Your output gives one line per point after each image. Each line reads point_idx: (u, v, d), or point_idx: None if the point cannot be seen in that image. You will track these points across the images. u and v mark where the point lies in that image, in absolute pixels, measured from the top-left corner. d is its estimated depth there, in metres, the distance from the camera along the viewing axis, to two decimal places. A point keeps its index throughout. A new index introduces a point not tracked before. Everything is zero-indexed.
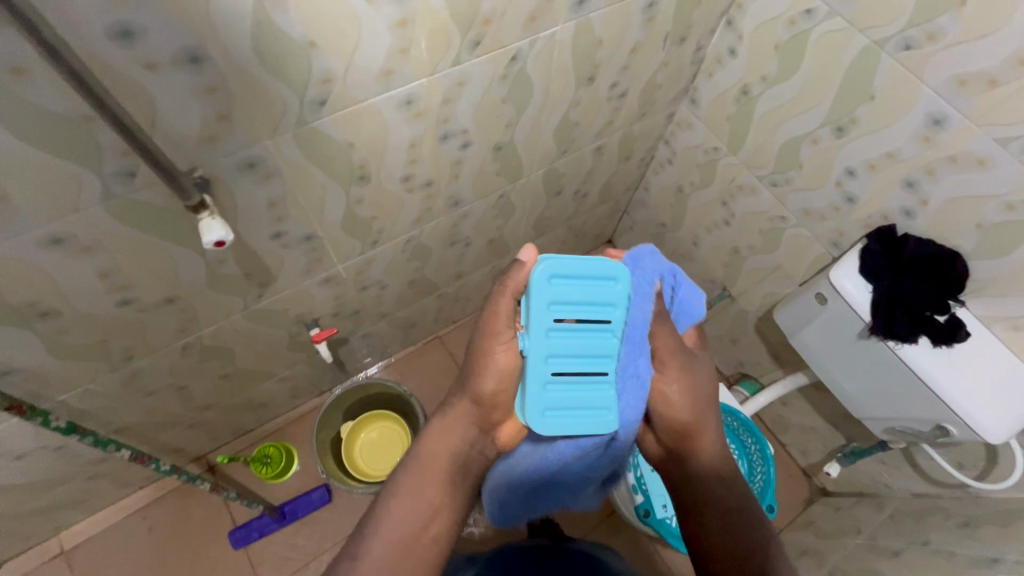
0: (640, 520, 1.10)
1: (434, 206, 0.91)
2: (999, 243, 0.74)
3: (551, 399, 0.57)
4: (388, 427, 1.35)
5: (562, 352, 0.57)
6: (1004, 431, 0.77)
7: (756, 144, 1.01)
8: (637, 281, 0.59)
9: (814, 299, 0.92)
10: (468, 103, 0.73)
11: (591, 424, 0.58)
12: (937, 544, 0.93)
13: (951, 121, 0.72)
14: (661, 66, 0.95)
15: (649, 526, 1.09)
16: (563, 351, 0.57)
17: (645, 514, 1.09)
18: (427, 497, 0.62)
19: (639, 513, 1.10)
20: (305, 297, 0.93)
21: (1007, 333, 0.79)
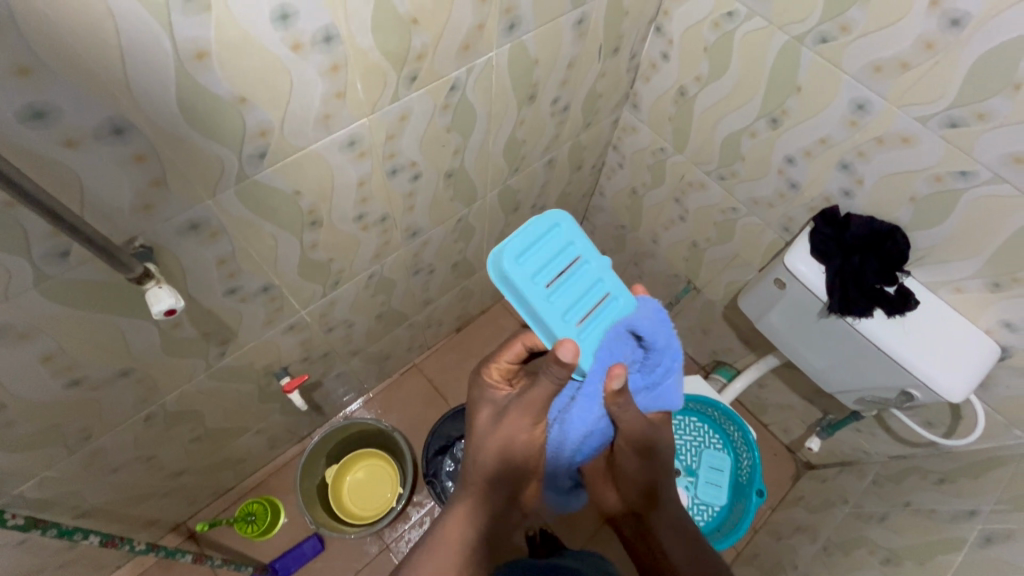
0: None
1: (393, 239, 0.90)
2: (932, 214, 0.78)
3: (603, 279, 0.64)
4: (377, 464, 1.32)
5: (589, 288, 0.63)
6: (963, 389, 0.81)
7: (699, 141, 1.04)
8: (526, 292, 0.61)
9: (774, 284, 0.95)
10: (413, 136, 0.72)
11: (594, 272, 0.64)
12: (919, 504, 0.97)
13: (873, 105, 0.75)
14: (599, 77, 0.97)
15: None
16: (585, 295, 0.63)
17: None
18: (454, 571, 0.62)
19: None
20: (270, 347, 0.90)
21: (952, 296, 0.83)
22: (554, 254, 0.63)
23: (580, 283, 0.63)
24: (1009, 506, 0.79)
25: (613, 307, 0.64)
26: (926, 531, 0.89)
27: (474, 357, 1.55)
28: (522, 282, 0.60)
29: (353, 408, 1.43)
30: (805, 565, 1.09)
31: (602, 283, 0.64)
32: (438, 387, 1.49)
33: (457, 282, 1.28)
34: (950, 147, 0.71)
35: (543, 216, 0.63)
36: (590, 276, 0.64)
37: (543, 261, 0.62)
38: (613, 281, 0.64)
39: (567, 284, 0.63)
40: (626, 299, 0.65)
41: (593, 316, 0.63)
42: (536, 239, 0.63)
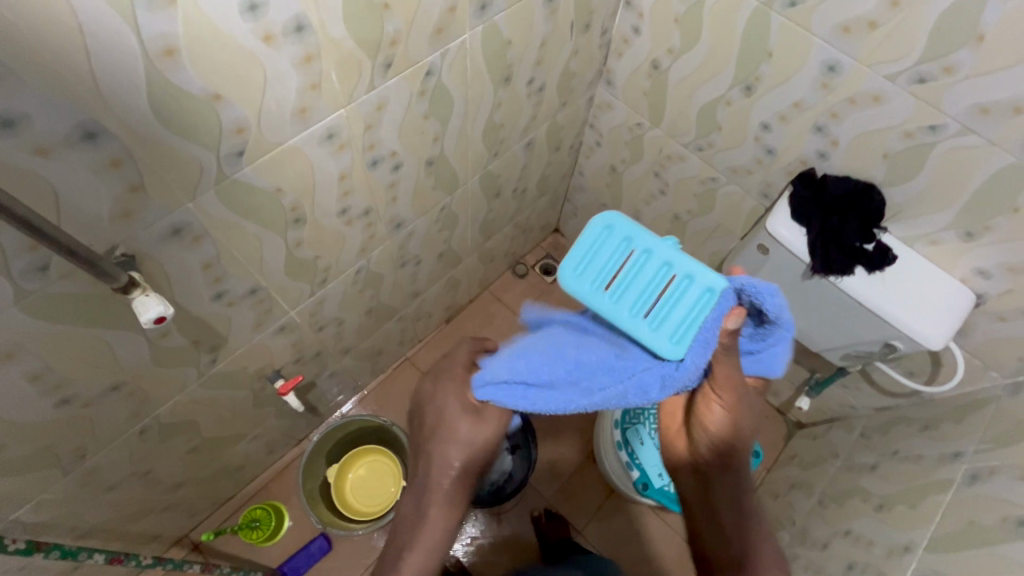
0: (640, 493, 1.21)
1: (378, 232, 0.89)
2: (905, 169, 0.80)
3: (670, 258, 0.53)
4: (378, 460, 1.32)
5: (658, 274, 0.53)
6: (942, 336, 0.84)
7: (676, 114, 1.05)
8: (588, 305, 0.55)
9: (757, 250, 0.97)
10: (391, 125, 0.71)
11: (656, 255, 0.53)
12: (907, 451, 1.01)
13: (843, 66, 0.76)
14: (572, 55, 0.96)
15: (649, 497, 1.21)
16: (652, 282, 0.53)
17: (644, 488, 1.20)
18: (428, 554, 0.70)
19: (640, 487, 1.21)
20: (262, 350, 0.89)
21: (928, 248, 0.86)
22: (608, 251, 0.55)
23: (648, 275, 0.54)
24: (992, 445, 0.83)
25: (691, 288, 0.52)
26: (916, 475, 0.93)
27: None
28: (581, 294, 0.55)
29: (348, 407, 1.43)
30: (803, 519, 1.13)
31: (671, 270, 0.53)
32: (433, 378, 1.49)
33: (444, 272, 1.28)
34: (919, 103, 0.72)
35: (595, 220, 0.56)
36: (657, 263, 0.53)
37: (600, 264, 0.55)
38: (687, 262, 0.53)
39: (629, 278, 0.54)
40: (708, 279, 0.52)
41: (670, 304, 0.53)
42: (589, 246, 0.56)
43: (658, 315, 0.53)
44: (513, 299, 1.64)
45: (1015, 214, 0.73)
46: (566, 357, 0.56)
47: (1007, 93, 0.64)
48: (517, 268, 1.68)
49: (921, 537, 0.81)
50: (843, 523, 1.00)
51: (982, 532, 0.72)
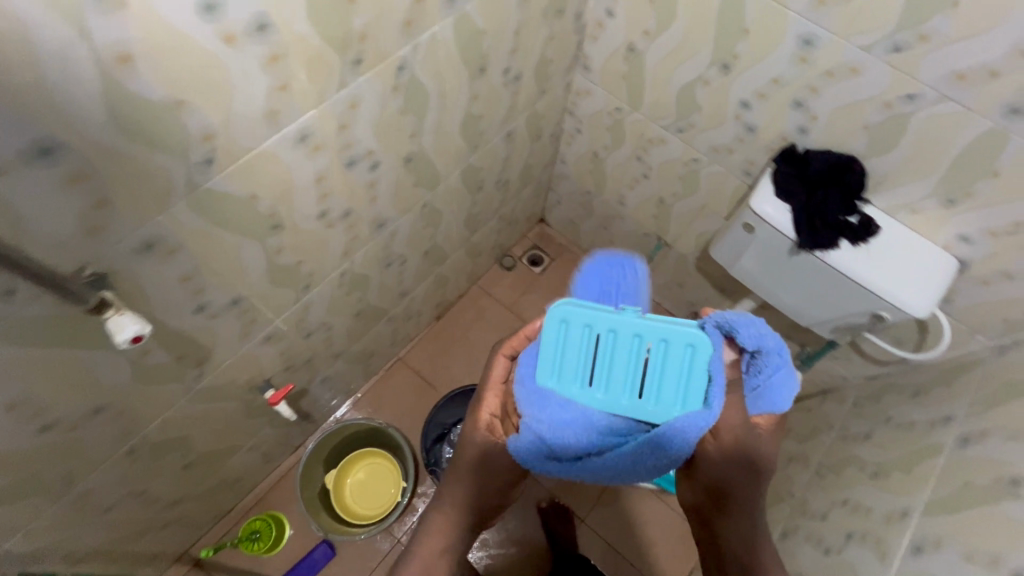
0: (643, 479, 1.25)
1: (360, 233, 0.88)
2: (884, 140, 0.80)
3: (633, 327, 0.55)
4: (376, 462, 1.31)
5: (630, 345, 0.55)
6: (928, 304, 0.85)
7: (655, 96, 1.04)
8: (586, 401, 0.55)
9: (742, 229, 0.97)
10: (366, 123, 0.70)
11: (621, 333, 0.55)
12: (898, 418, 1.03)
13: (819, 39, 0.76)
14: (547, 42, 0.95)
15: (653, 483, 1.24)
16: (631, 355, 0.55)
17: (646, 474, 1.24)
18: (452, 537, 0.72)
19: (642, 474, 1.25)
20: (250, 361, 0.88)
21: (910, 217, 0.86)
22: (576, 347, 0.56)
23: (628, 353, 0.55)
24: (982, 407, 0.85)
25: (669, 348, 0.55)
26: (908, 441, 0.94)
27: (458, 342, 1.54)
28: (575, 400, 0.55)
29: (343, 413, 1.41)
30: (801, 492, 1.14)
31: (646, 340, 0.55)
32: (427, 377, 1.48)
33: (430, 270, 1.27)
34: (896, 73, 0.72)
35: (546, 325, 0.57)
36: (630, 338, 0.55)
37: (576, 364, 0.56)
38: (658, 328, 0.55)
39: (608, 361, 0.56)
40: (684, 336, 0.55)
41: (658, 366, 0.55)
42: (553, 351, 0.57)
43: (656, 383, 0.55)
44: (502, 292, 1.63)
45: (994, 178, 0.73)
46: (579, 425, 0.55)
47: (983, 57, 0.64)
48: (504, 260, 1.67)
49: (917, 502, 0.81)
50: (840, 493, 1.01)
51: (976, 493, 0.73)
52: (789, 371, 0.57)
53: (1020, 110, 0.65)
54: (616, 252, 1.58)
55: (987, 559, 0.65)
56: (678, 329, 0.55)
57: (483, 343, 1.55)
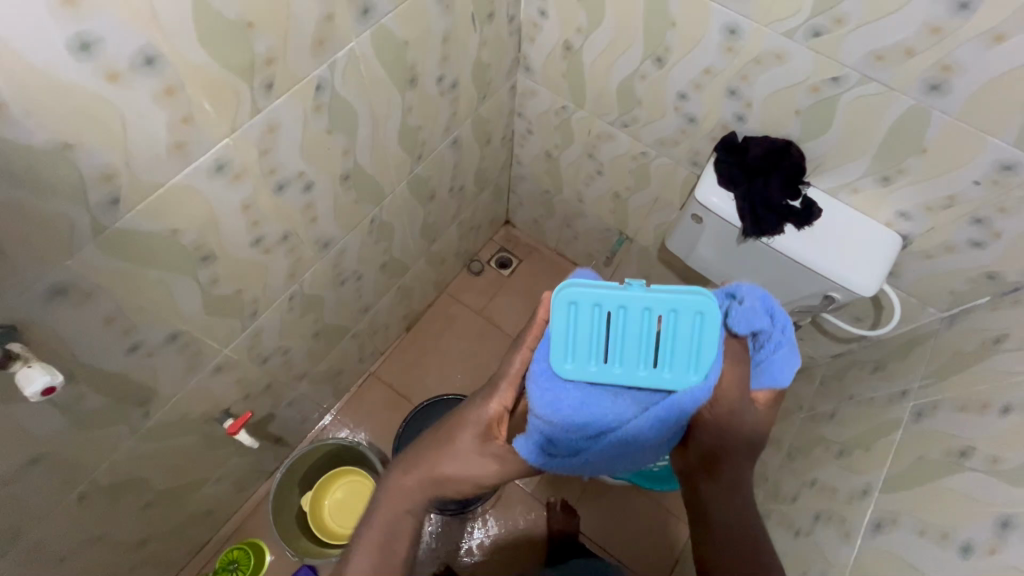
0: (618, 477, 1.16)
1: (304, 255, 0.86)
2: (818, 123, 0.80)
3: (644, 298, 0.50)
4: (352, 481, 1.29)
5: (644, 318, 0.51)
6: (875, 282, 0.85)
7: (597, 93, 1.04)
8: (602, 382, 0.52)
9: (692, 220, 0.97)
10: (290, 146, 0.68)
11: (634, 307, 0.51)
12: (860, 395, 1.04)
13: (743, 28, 0.76)
14: (481, 47, 0.94)
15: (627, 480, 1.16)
16: (646, 329, 0.51)
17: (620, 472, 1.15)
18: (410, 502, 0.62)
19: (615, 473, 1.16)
20: (202, 394, 0.86)
21: (852, 197, 0.86)
22: (587, 326, 0.51)
23: (637, 333, 0.51)
24: (934, 378, 0.86)
25: (681, 317, 0.51)
26: (869, 418, 0.95)
27: (430, 352, 1.53)
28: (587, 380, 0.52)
29: (326, 421, 1.42)
30: (774, 475, 1.15)
31: (656, 314, 0.51)
32: (401, 390, 1.47)
33: (391, 282, 1.25)
34: (819, 57, 0.72)
35: (553, 303, 0.52)
36: (638, 313, 0.51)
37: (586, 342, 0.51)
38: (667, 299, 0.50)
39: (622, 339, 0.51)
40: (692, 303, 0.50)
41: (674, 340, 0.51)
42: (563, 330, 0.52)
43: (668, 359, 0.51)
44: (471, 297, 1.62)
45: (923, 154, 0.74)
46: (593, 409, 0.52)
47: (897, 37, 0.64)
48: (472, 265, 1.66)
49: (877, 479, 0.82)
50: (809, 474, 1.01)
51: (930, 466, 0.74)
52: (793, 347, 0.55)
53: (939, 86, 0.66)
54: (581, 249, 1.58)
55: (938, 533, 0.66)
56: (690, 295, 0.50)
57: (456, 351, 1.54)
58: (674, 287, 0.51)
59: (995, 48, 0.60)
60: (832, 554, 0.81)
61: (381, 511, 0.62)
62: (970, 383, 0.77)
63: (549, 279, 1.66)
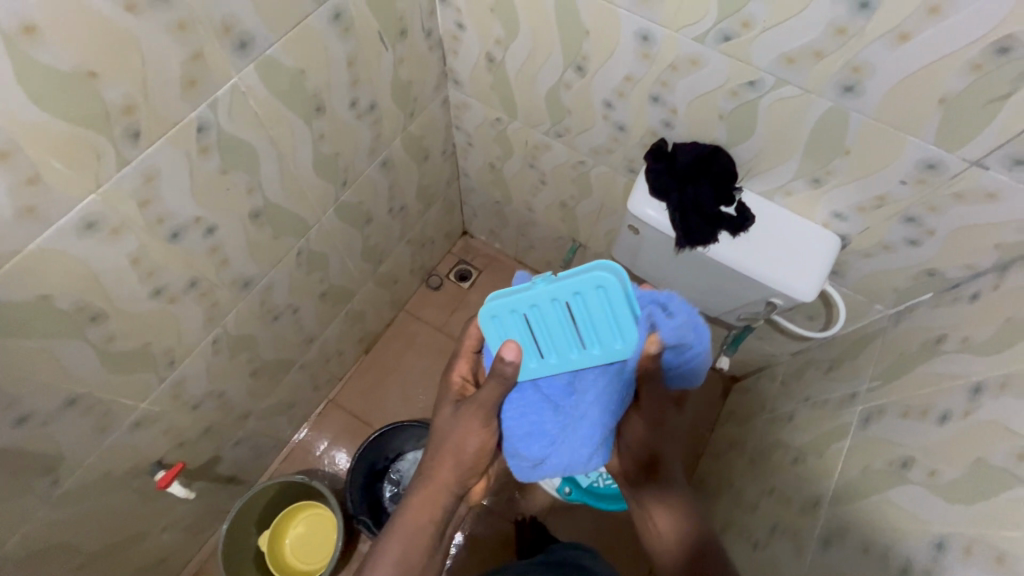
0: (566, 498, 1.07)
1: (220, 298, 0.82)
2: (742, 127, 0.77)
3: (547, 292, 0.58)
4: (313, 513, 1.26)
5: (555, 306, 0.59)
6: (815, 286, 0.82)
7: (526, 104, 1.00)
8: (541, 373, 0.62)
9: (629, 231, 0.94)
10: (177, 192, 0.64)
11: (541, 305, 0.59)
12: (816, 396, 1.01)
13: (655, 34, 0.72)
14: (397, 65, 0.90)
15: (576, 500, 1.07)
16: (560, 317, 0.59)
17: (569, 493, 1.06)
18: (428, 495, 0.69)
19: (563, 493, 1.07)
20: (124, 450, 0.82)
21: (786, 199, 0.84)
22: (517, 329, 0.61)
23: (558, 319, 0.59)
24: (881, 380, 0.83)
25: (583, 294, 0.57)
26: (823, 421, 0.93)
27: (391, 373, 1.50)
28: (532, 373, 0.62)
29: (303, 434, 1.41)
30: (738, 480, 1.13)
31: (564, 302, 0.58)
32: (362, 415, 1.44)
33: (336, 309, 1.21)
34: (732, 61, 0.69)
35: (482, 323, 0.62)
36: (550, 305, 0.59)
37: (522, 341, 0.61)
38: (567, 288, 0.57)
39: (545, 331, 0.60)
40: (588, 281, 0.57)
41: (584, 317, 0.58)
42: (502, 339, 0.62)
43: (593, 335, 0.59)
44: (431, 313, 1.59)
45: (847, 155, 0.72)
46: (552, 392, 0.62)
47: (804, 39, 0.61)
48: (430, 280, 1.63)
49: (826, 489, 0.80)
50: (768, 481, 0.99)
51: (875, 477, 0.71)
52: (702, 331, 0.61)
53: (852, 87, 0.63)
54: (539, 257, 1.55)
55: (880, 551, 0.63)
56: (582, 276, 0.57)
57: (417, 370, 1.51)
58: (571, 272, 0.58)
59: (900, 47, 0.57)
60: (786, 570, 0.78)
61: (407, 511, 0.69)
62: (913, 387, 0.75)
63: None
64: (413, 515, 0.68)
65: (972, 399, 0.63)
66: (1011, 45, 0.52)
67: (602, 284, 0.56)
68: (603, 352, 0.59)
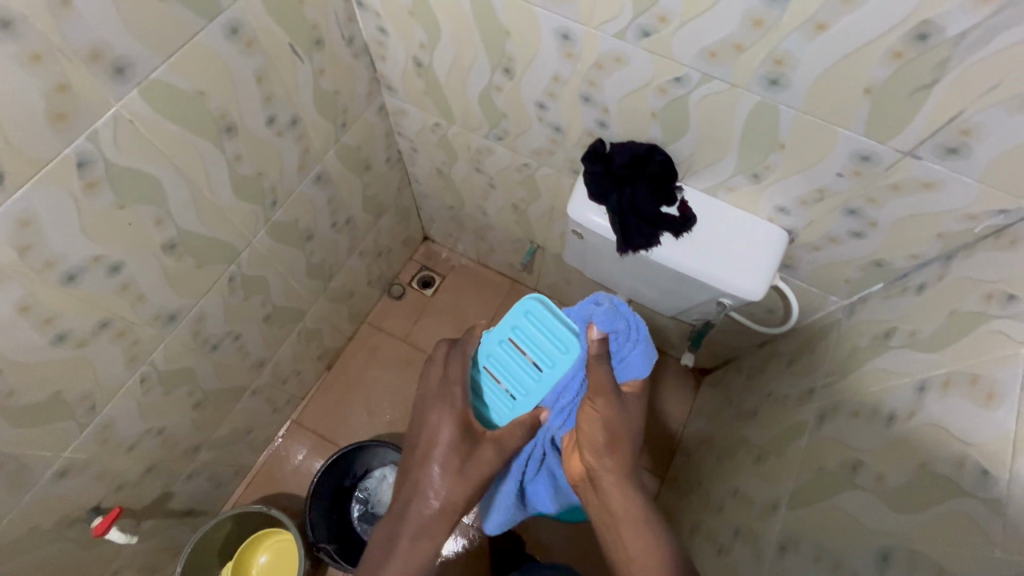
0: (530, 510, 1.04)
1: (141, 335, 0.78)
2: (675, 124, 0.73)
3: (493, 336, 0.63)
4: (275, 540, 1.20)
5: (504, 346, 0.63)
6: (762, 285, 0.79)
7: (461, 108, 0.96)
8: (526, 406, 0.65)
9: (574, 235, 0.91)
10: (64, 233, 0.59)
11: (496, 350, 0.64)
12: (777, 391, 0.99)
13: (574, 33, 0.68)
14: (317, 76, 0.85)
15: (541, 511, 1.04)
16: (513, 352, 0.62)
17: None
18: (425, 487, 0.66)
19: None
20: (50, 502, 0.78)
21: (729, 195, 0.80)
22: (494, 382, 0.66)
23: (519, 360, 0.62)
24: (836, 376, 0.81)
25: (520, 325, 0.61)
26: (783, 419, 0.91)
27: (356, 388, 1.46)
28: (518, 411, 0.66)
29: (279, 442, 1.39)
30: (707, 479, 1.11)
31: (508, 340, 0.62)
32: (327, 433, 1.40)
33: (286, 330, 1.17)
34: (656, 57, 0.65)
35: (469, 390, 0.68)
36: (502, 347, 0.63)
37: (503, 391, 0.65)
38: (504, 327, 0.62)
39: (510, 373, 0.64)
40: (516, 312, 0.61)
41: (529, 344, 0.61)
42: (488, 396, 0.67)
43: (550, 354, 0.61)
44: (394, 324, 1.54)
45: (782, 150, 0.69)
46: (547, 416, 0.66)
47: (722, 32, 0.58)
48: (392, 289, 1.58)
49: (784, 492, 0.78)
50: (732, 481, 0.97)
51: (827, 480, 0.69)
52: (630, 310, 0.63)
53: (777, 80, 0.60)
54: (501, 259, 1.51)
55: (831, 562, 0.61)
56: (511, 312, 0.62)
57: (382, 384, 1.47)
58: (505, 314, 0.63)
59: (818, 38, 0.54)
60: None
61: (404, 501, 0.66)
62: (864, 384, 0.72)
63: (474, 294, 1.59)
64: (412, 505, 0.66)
65: (917, 398, 0.61)
66: (929, 32, 0.49)
67: (532, 309, 0.61)
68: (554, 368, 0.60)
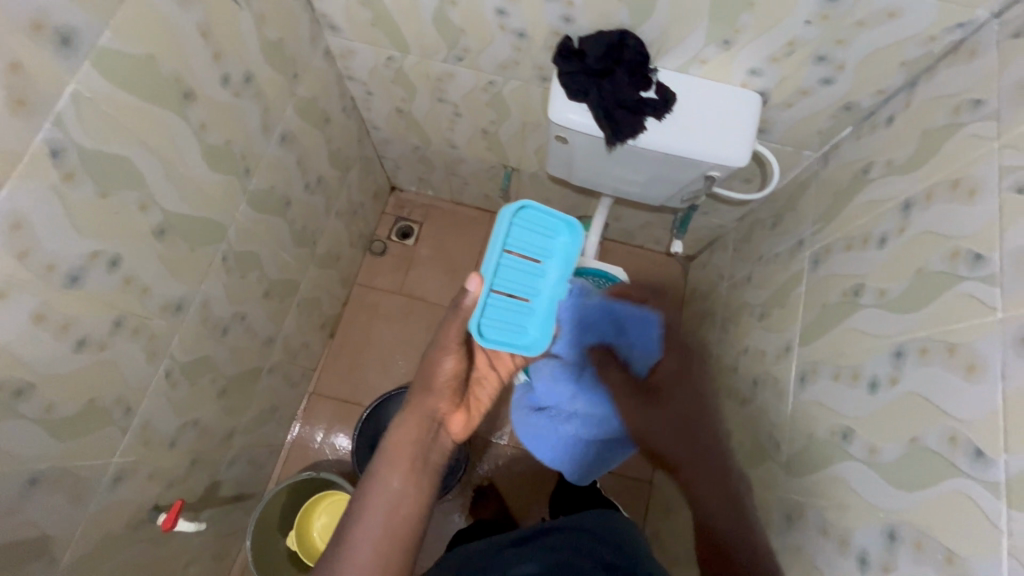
0: None
1: (156, 329, 0.76)
2: (643, 3, 0.73)
3: (545, 243, 0.77)
4: (330, 503, 1.23)
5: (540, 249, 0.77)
6: (746, 151, 0.83)
7: (415, 33, 0.92)
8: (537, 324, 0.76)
9: (558, 142, 0.92)
10: (58, 231, 0.56)
11: (544, 244, 0.77)
12: (766, 253, 1.06)
13: None
14: (260, 24, 0.79)
15: None
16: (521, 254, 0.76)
17: None
18: (414, 405, 0.76)
19: None
20: (112, 508, 0.78)
21: (703, 69, 0.82)
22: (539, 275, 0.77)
23: (530, 271, 0.77)
24: (823, 222, 0.87)
25: (505, 234, 0.74)
26: (777, 274, 0.98)
27: (364, 348, 1.47)
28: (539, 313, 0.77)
29: (298, 429, 1.39)
30: (714, 349, 1.19)
31: (515, 246, 0.75)
32: (347, 397, 1.43)
33: (285, 303, 1.15)
34: None
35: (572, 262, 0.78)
36: (526, 246, 0.76)
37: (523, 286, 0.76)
38: (537, 237, 0.77)
39: (522, 270, 0.76)
40: (558, 219, 0.77)
41: (507, 259, 0.74)
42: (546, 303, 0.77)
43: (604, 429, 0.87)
44: (384, 279, 1.54)
45: (753, 8, 0.70)
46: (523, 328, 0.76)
47: None
48: (373, 246, 1.57)
49: (794, 334, 0.85)
50: (741, 342, 1.05)
51: (832, 311, 0.76)
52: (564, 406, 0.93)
53: None
54: (475, 192, 1.50)
55: (851, 374, 0.68)
56: (531, 222, 0.76)
57: (388, 339, 1.48)
58: (531, 224, 0.76)
59: None
60: (772, 415, 0.84)
61: (397, 420, 0.75)
62: (851, 220, 0.79)
63: (456, 234, 1.59)
64: (407, 423, 0.74)
65: (904, 216, 0.67)
66: None
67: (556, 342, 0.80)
68: (497, 285, 0.73)
